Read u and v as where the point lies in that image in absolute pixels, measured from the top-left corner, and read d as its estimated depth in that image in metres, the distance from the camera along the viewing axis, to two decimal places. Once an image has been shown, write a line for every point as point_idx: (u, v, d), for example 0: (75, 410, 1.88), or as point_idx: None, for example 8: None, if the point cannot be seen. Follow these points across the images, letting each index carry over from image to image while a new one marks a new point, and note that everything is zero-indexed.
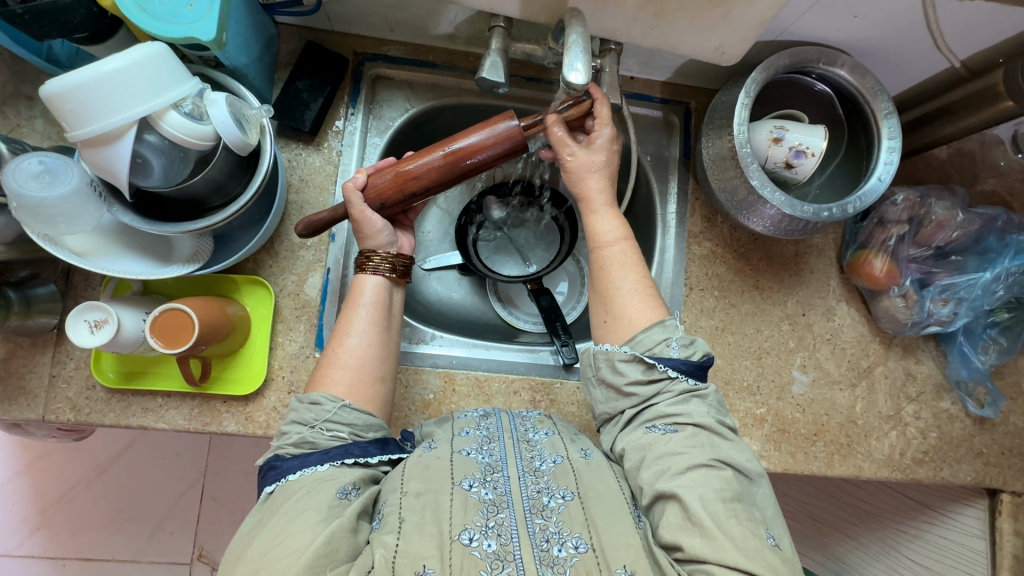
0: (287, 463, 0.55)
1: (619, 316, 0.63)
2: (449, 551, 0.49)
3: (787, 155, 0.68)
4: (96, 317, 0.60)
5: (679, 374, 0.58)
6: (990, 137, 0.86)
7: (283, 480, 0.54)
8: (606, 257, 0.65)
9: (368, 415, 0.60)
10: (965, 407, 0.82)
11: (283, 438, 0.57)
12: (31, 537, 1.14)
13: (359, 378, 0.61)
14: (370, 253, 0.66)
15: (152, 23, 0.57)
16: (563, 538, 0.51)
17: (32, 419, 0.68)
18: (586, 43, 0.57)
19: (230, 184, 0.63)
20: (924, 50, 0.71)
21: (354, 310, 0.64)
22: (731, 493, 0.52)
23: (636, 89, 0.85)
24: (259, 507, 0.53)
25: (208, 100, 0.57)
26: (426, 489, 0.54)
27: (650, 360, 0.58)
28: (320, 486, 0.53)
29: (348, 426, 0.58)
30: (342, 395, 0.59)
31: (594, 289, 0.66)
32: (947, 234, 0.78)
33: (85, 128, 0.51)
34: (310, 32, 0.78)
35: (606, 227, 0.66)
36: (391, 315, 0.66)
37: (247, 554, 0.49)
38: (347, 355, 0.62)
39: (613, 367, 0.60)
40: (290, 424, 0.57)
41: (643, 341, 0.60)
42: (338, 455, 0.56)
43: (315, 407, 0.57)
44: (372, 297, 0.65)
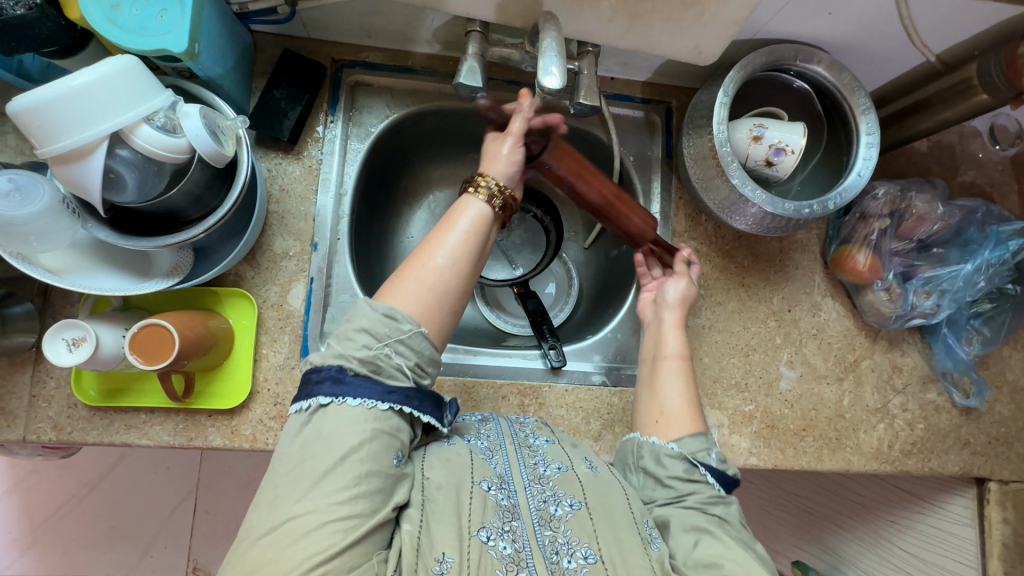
0: (349, 380, 0.50)
1: (671, 415, 0.65)
2: (468, 544, 0.49)
3: (766, 153, 0.69)
4: (73, 336, 0.59)
5: (716, 483, 0.61)
6: (968, 129, 0.86)
7: (341, 400, 0.50)
8: (662, 367, 0.69)
9: (436, 349, 0.55)
10: (951, 397, 0.83)
11: (348, 344, 0.52)
12: (22, 557, 1.13)
13: (438, 301, 0.55)
14: (484, 175, 0.61)
15: (122, 36, 0.56)
16: (573, 549, 0.52)
17: (13, 441, 0.66)
18: (560, 47, 0.57)
19: (209, 196, 0.63)
20: (899, 45, 0.71)
21: (449, 232, 0.58)
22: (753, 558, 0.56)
23: (617, 89, 0.85)
24: (303, 432, 0.49)
25: (181, 113, 0.56)
26: (448, 482, 0.53)
27: (692, 461, 0.61)
28: (376, 451, 0.49)
29: (416, 356, 0.53)
30: (416, 318, 0.54)
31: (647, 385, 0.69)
32: (928, 227, 0.79)
33: (56, 143, 0.50)
34: (287, 40, 0.77)
35: (671, 343, 0.71)
36: (484, 247, 0.59)
37: (286, 508, 0.46)
38: (432, 273, 0.55)
39: (657, 459, 0.62)
40: (359, 331, 0.52)
41: (689, 443, 0.63)
42: (399, 398, 0.52)
43: (391, 323, 0.52)
44: (469, 222, 0.58)
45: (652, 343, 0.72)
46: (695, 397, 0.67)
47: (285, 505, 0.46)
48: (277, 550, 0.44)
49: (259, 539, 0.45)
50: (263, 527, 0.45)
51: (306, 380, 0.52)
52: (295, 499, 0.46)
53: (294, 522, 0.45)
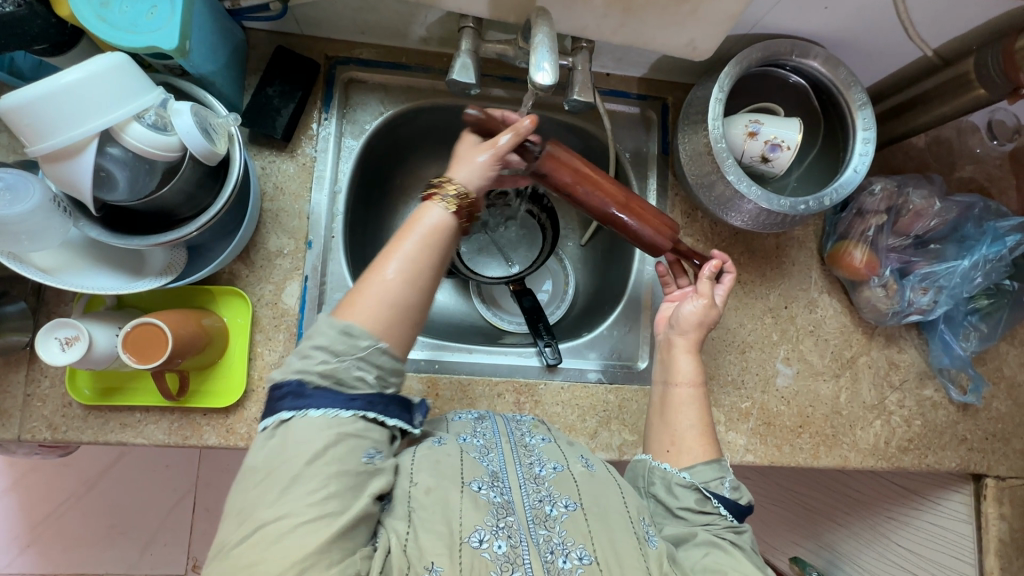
0: (308, 395, 0.49)
1: (683, 447, 0.64)
2: (459, 551, 0.49)
3: (762, 149, 0.68)
4: (67, 334, 0.59)
5: (729, 515, 0.60)
6: (966, 124, 0.86)
7: (303, 413, 0.49)
8: (679, 396, 0.67)
9: (398, 361, 0.53)
10: (948, 394, 0.82)
11: (306, 361, 0.50)
12: (22, 555, 1.13)
13: (397, 312, 0.52)
14: (449, 180, 0.56)
15: (112, 33, 0.56)
16: (568, 549, 0.52)
17: (8, 440, 0.66)
18: (552, 43, 0.56)
19: (202, 194, 0.62)
20: (896, 39, 0.71)
21: (407, 239, 0.54)
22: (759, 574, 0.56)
23: (613, 86, 0.84)
24: (268, 443, 0.48)
25: (172, 110, 0.56)
26: (437, 485, 0.53)
27: (705, 493, 0.60)
28: (343, 452, 0.48)
29: (378, 371, 0.51)
30: (376, 331, 0.51)
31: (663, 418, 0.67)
32: (925, 223, 0.79)
33: (46, 141, 0.49)
34: (280, 37, 0.77)
35: (685, 366, 0.68)
36: (447, 251, 0.56)
37: (257, 518, 0.45)
38: (390, 284, 0.52)
39: (669, 488, 0.61)
40: (317, 349, 0.50)
41: (700, 473, 0.62)
42: (361, 407, 0.50)
43: (348, 340, 0.50)
44: (430, 227, 0.55)
45: (666, 367, 0.69)
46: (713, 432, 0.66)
47: (256, 515, 0.45)
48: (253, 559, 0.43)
49: (234, 551, 0.44)
50: (237, 537, 0.45)
51: (269, 395, 0.51)
52: (265, 507, 0.45)
53: (266, 530, 0.44)
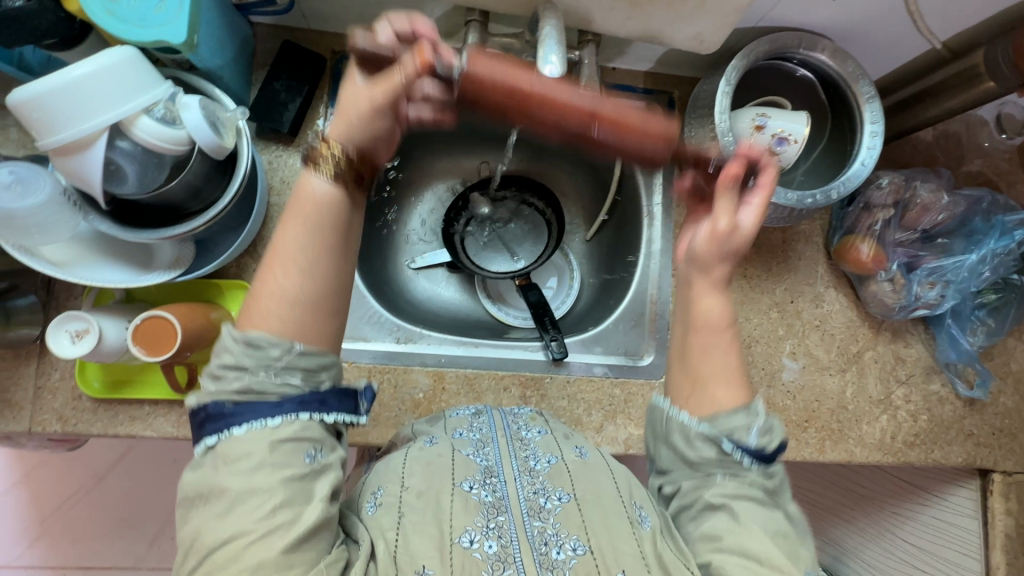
0: (228, 414, 0.46)
1: (700, 387, 0.57)
2: (450, 552, 0.49)
3: (770, 142, 0.68)
4: (77, 328, 0.59)
5: (754, 463, 0.54)
6: (975, 118, 0.85)
7: (228, 433, 0.46)
8: (707, 341, 0.57)
9: (323, 356, 0.50)
10: (955, 388, 0.82)
11: (220, 383, 0.47)
12: (32, 547, 1.14)
13: (299, 305, 0.49)
14: (327, 143, 0.51)
15: (120, 27, 0.56)
16: (562, 540, 0.52)
17: (19, 432, 0.67)
18: (559, 36, 0.57)
19: (209, 189, 0.62)
20: (904, 32, 0.70)
21: (292, 220, 0.50)
22: (779, 526, 0.52)
23: (619, 80, 0.84)
24: (204, 466, 0.46)
25: (180, 104, 0.56)
26: (426, 488, 0.54)
27: (727, 445, 0.53)
28: (281, 457, 0.45)
29: (303, 374, 0.49)
30: (286, 335, 0.48)
31: (684, 367, 0.58)
32: (933, 218, 0.79)
33: (57, 136, 0.50)
34: (286, 31, 0.77)
35: (710, 305, 0.57)
36: (337, 217, 0.52)
37: (205, 543, 0.43)
38: (286, 278, 0.49)
39: (687, 437, 0.55)
40: (228, 369, 0.47)
41: (724, 423, 0.54)
42: (292, 409, 0.47)
43: (256, 352, 0.47)
44: (319, 202, 0.51)
45: (692, 314, 0.59)
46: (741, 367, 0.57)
47: (204, 539, 0.43)
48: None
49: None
50: (193, 563, 0.43)
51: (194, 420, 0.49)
52: (210, 531, 0.43)
53: (220, 552, 0.43)
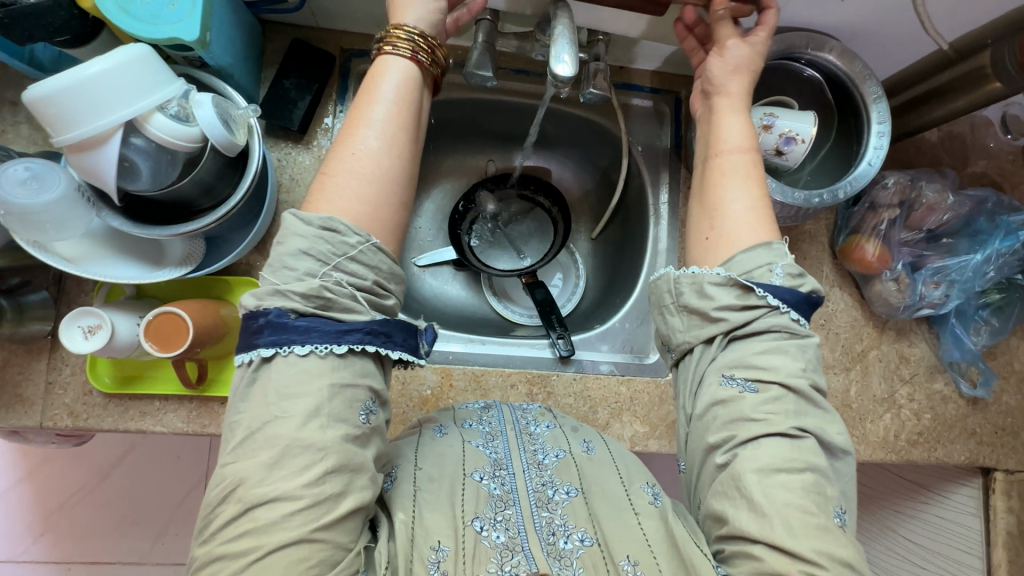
0: (294, 326, 0.47)
1: (724, 232, 0.58)
2: (463, 534, 0.50)
3: (776, 142, 0.69)
4: (89, 323, 0.60)
5: (782, 303, 0.54)
6: (980, 118, 0.86)
7: (287, 351, 0.46)
8: (727, 163, 0.60)
9: (391, 264, 0.52)
10: (958, 387, 0.83)
11: (286, 274, 0.48)
12: (36, 542, 1.15)
13: (371, 181, 0.51)
14: (396, 28, 0.56)
15: (134, 24, 0.56)
16: (569, 531, 0.53)
17: (30, 427, 0.67)
18: (572, 36, 0.56)
19: (221, 185, 0.62)
20: (913, 33, 0.71)
21: (367, 98, 0.54)
22: (802, 463, 0.50)
23: (626, 79, 0.84)
24: (254, 392, 0.47)
25: (193, 101, 0.56)
26: (441, 474, 0.55)
27: (747, 283, 0.54)
28: (340, 409, 0.46)
29: (372, 270, 0.50)
30: (365, 230, 0.50)
31: (700, 200, 0.61)
32: (938, 217, 0.79)
33: (74, 131, 0.50)
34: (296, 30, 0.77)
35: (733, 130, 0.61)
36: (410, 97, 0.55)
37: (247, 495, 0.44)
38: (359, 152, 0.52)
39: (700, 291, 0.56)
40: (297, 256, 0.48)
41: (743, 263, 0.55)
42: (358, 338, 0.48)
43: (332, 237, 0.48)
44: (396, 81, 0.55)
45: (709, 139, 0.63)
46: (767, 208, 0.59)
47: (247, 489, 0.44)
48: (249, 544, 0.43)
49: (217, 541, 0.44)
50: (229, 513, 0.44)
51: (245, 328, 0.48)
52: (254, 483, 0.44)
53: (262, 509, 0.43)
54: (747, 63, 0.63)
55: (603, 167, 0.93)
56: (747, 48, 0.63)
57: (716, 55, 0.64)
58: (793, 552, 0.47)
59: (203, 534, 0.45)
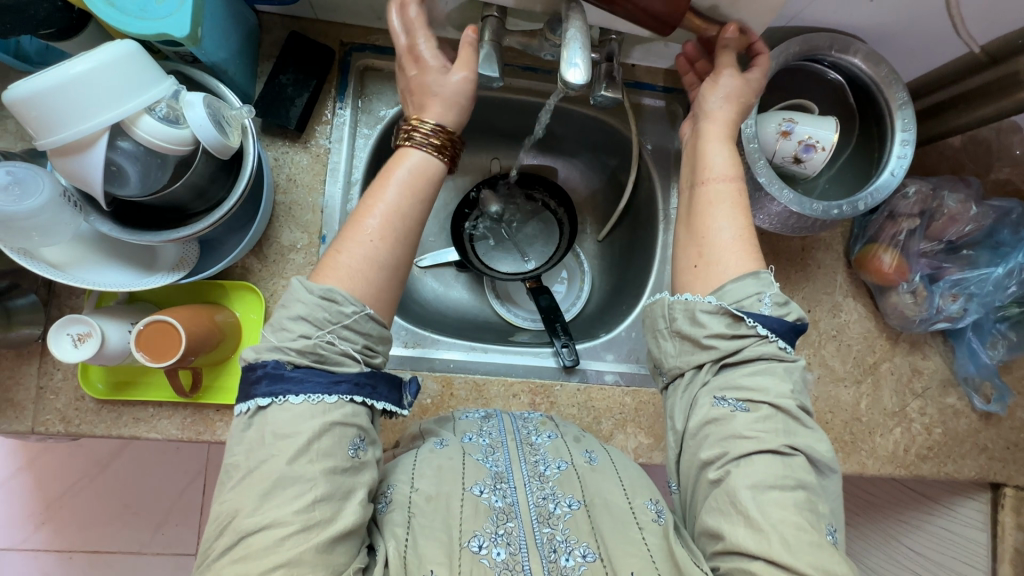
0: (290, 377, 0.46)
1: (711, 259, 0.56)
2: (458, 558, 0.48)
3: (795, 149, 0.65)
4: (79, 331, 0.58)
5: (771, 333, 0.53)
6: (1007, 124, 0.82)
7: (282, 400, 0.45)
8: (713, 192, 0.59)
9: (384, 328, 0.51)
10: (971, 402, 0.81)
11: (284, 335, 0.47)
12: (37, 531, 1.14)
13: (383, 272, 0.51)
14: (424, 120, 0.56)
15: (121, 18, 0.53)
16: (571, 547, 0.51)
17: (22, 432, 0.66)
18: (585, 39, 0.53)
19: (214, 189, 0.60)
20: (942, 35, 0.67)
21: (390, 185, 0.53)
22: (794, 480, 0.48)
23: (638, 77, 0.81)
24: (251, 434, 0.45)
25: (184, 102, 0.53)
26: (438, 493, 0.53)
27: (737, 313, 0.52)
28: (328, 446, 0.45)
29: (364, 337, 0.49)
30: (360, 298, 0.49)
31: (688, 227, 0.59)
32: (960, 228, 0.76)
33: (56, 134, 0.47)
34: (294, 22, 0.74)
35: (718, 159, 0.60)
36: (430, 193, 0.55)
37: (242, 525, 0.42)
38: (372, 237, 0.51)
39: (692, 318, 0.54)
40: (295, 319, 0.47)
41: (732, 292, 0.53)
42: (348, 389, 0.47)
43: (329, 306, 0.47)
44: (413, 174, 0.54)
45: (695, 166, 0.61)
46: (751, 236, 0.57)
47: (242, 518, 0.42)
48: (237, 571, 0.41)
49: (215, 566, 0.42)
50: (224, 544, 0.42)
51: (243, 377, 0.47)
52: (247, 513, 0.43)
53: (256, 536, 0.42)
54: (736, 94, 0.61)
55: (612, 167, 0.90)
56: (740, 79, 0.62)
57: (709, 83, 0.63)
58: (790, 567, 0.44)
59: (202, 565, 0.43)
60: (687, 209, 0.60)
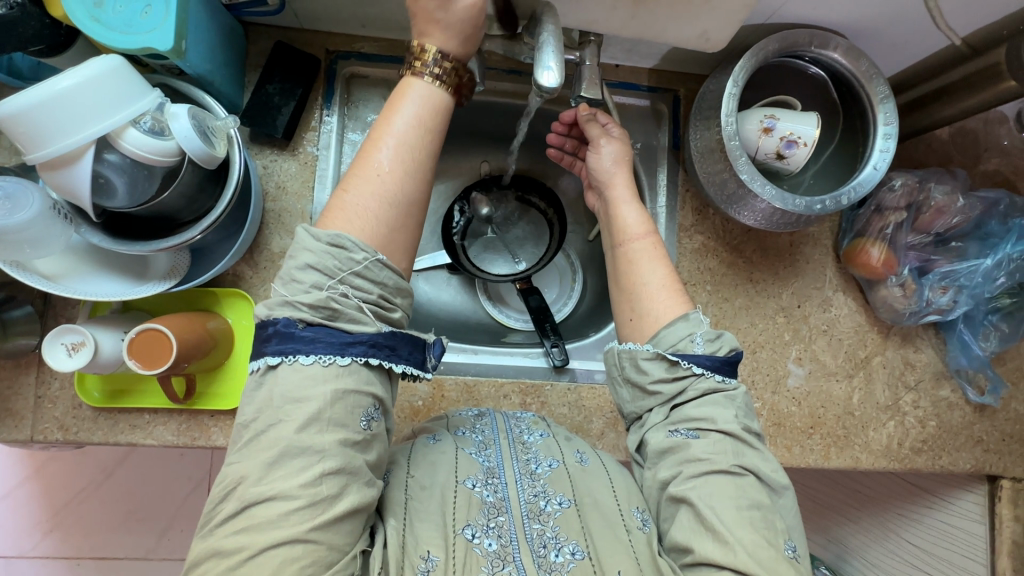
0: (300, 336, 0.46)
1: (643, 313, 0.61)
2: (453, 544, 0.49)
3: (777, 145, 0.66)
4: (73, 340, 0.59)
5: (704, 370, 0.56)
6: (994, 114, 0.82)
7: (291, 358, 0.46)
8: (633, 251, 0.65)
9: (399, 278, 0.51)
10: (965, 394, 0.81)
11: (295, 287, 0.47)
12: (44, 539, 1.16)
13: (395, 209, 0.52)
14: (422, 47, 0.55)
15: (105, 33, 0.54)
16: (561, 543, 0.52)
17: (22, 440, 0.67)
18: (557, 43, 0.53)
19: (203, 198, 0.61)
20: (922, 26, 0.67)
21: (392, 121, 0.54)
22: (747, 501, 0.50)
23: (622, 77, 0.81)
24: (261, 394, 0.46)
25: (169, 114, 0.54)
26: (432, 483, 0.54)
27: (673, 357, 0.56)
28: (341, 414, 0.46)
29: (378, 285, 0.50)
30: (371, 246, 0.50)
31: (619, 285, 0.64)
32: (947, 220, 0.76)
33: (42, 150, 0.49)
34: (280, 32, 0.75)
35: (632, 220, 0.67)
36: (437, 126, 0.55)
37: (246, 494, 0.43)
38: (384, 172, 0.52)
39: (636, 366, 0.58)
40: (304, 269, 0.47)
41: (665, 338, 0.57)
42: (361, 351, 0.47)
43: (340, 254, 0.48)
44: (410, 108, 0.54)
45: (614, 231, 0.68)
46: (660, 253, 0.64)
47: (248, 487, 0.43)
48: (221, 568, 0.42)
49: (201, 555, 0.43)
50: (228, 510, 0.43)
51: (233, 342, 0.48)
52: (253, 482, 0.43)
53: (258, 507, 0.43)
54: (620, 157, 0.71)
55: None
56: (617, 142, 0.72)
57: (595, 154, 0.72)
58: None
59: (205, 528, 0.44)
60: (613, 270, 0.66)
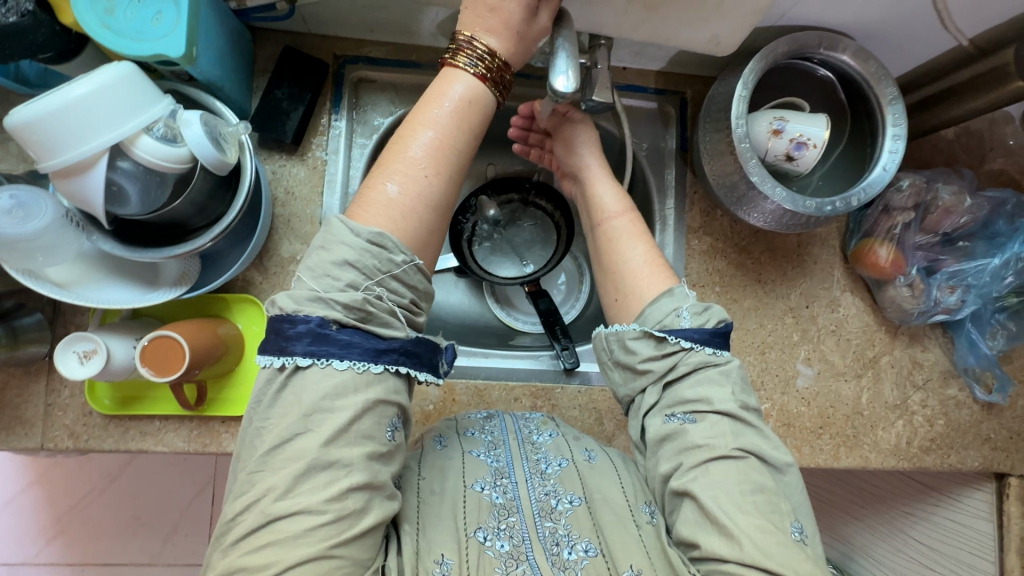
0: (335, 339, 0.46)
1: (627, 291, 0.62)
2: (466, 547, 0.49)
3: (787, 147, 0.66)
4: (85, 348, 0.59)
5: (694, 343, 0.56)
6: (999, 114, 0.82)
7: (325, 362, 0.45)
8: (613, 228, 0.66)
9: (428, 283, 0.52)
10: (973, 393, 0.81)
11: (328, 283, 0.47)
12: (49, 545, 1.16)
13: (430, 208, 0.52)
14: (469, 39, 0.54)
15: (117, 41, 0.54)
16: (574, 541, 0.52)
17: (32, 448, 0.67)
18: (571, 49, 0.54)
19: (214, 205, 0.61)
20: (931, 28, 0.68)
21: (438, 117, 0.53)
22: (750, 484, 0.50)
23: (629, 79, 0.82)
24: (285, 399, 0.45)
25: (181, 120, 0.54)
26: (443, 489, 0.54)
27: (659, 333, 0.56)
28: (369, 427, 0.45)
29: (410, 290, 0.50)
30: (409, 247, 0.50)
31: (602, 265, 0.65)
32: (955, 220, 0.76)
33: (56, 159, 0.48)
34: (287, 36, 0.75)
35: (609, 201, 0.67)
36: (481, 127, 0.55)
37: (268, 509, 0.43)
38: (423, 170, 0.52)
39: (624, 347, 0.58)
40: (341, 265, 0.47)
41: (651, 314, 0.58)
42: (393, 359, 0.47)
43: (380, 253, 0.48)
44: (456, 102, 0.53)
45: (592, 211, 0.69)
46: (661, 256, 0.63)
47: (271, 502, 0.43)
48: None
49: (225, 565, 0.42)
50: (240, 528, 0.43)
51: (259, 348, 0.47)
52: (277, 496, 0.43)
53: (284, 522, 0.42)
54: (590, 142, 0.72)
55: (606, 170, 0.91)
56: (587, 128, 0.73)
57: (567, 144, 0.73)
58: (766, 568, 0.46)
59: (222, 542, 0.44)
60: (596, 250, 0.67)
